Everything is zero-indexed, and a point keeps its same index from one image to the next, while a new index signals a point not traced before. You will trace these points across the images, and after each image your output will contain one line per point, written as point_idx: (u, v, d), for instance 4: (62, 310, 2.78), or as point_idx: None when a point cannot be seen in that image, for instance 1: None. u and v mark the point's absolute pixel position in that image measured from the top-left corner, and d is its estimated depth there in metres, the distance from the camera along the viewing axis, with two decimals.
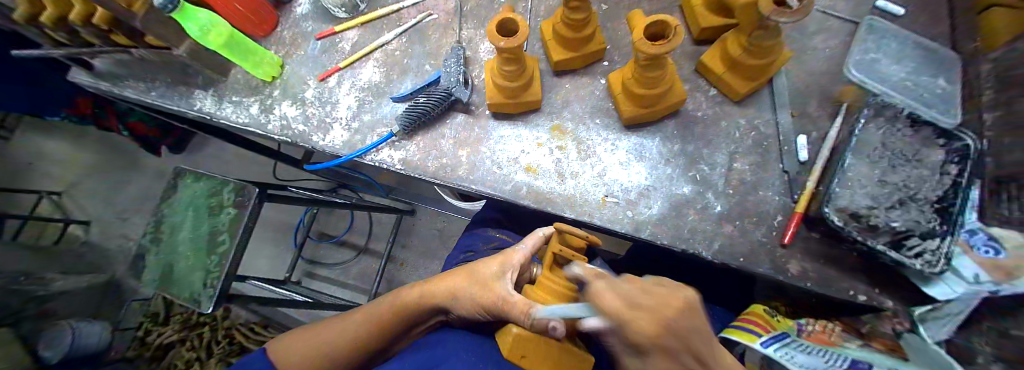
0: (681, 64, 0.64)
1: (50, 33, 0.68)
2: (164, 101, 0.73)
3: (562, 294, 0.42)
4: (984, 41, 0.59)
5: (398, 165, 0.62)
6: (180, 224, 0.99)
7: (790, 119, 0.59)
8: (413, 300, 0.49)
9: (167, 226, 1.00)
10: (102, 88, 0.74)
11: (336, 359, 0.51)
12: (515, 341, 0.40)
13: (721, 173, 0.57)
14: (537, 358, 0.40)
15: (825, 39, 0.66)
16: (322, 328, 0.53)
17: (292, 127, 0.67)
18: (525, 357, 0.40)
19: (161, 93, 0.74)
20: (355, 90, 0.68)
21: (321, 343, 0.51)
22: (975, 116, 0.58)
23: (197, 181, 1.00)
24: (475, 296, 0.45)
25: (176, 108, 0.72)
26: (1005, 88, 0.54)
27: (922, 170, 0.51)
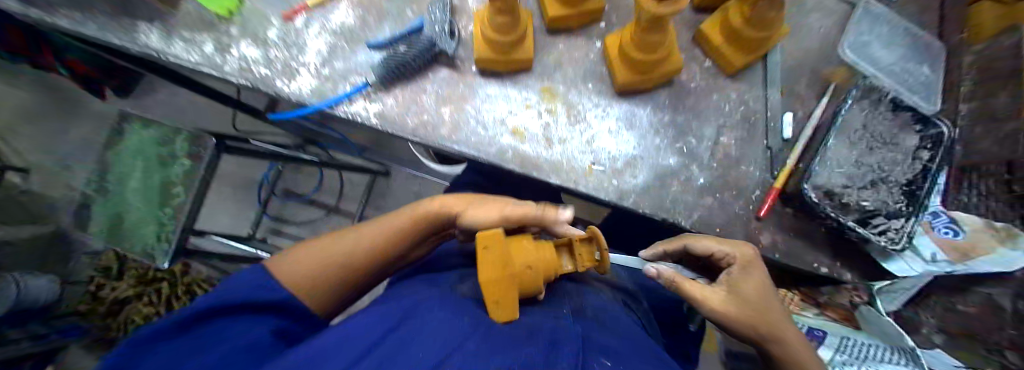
0: (680, 31, 0.60)
1: None
2: (104, 35, 0.58)
3: (550, 262, 0.37)
4: (971, 32, 0.60)
5: (373, 119, 0.56)
6: (127, 173, 0.90)
7: (779, 96, 0.58)
8: (435, 209, 0.47)
9: (111, 175, 0.90)
10: (32, 17, 0.57)
11: (343, 278, 0.43)
12: (493, 235, 0.36)
13: (707, 146, 0.57)
14: (490, 266, 0.35)
15: (818, 18, 0.64)
16: (330, 240, 0.45)
17: (252, 70, 0.60)
18: (488, 253, 0.35)
19: (101, 25, 0.59)
20: (325, 33, 0.61)
21: (332, 257, 0.43)
22: (953, 105, 0.61)
23: (146, 127, 0.90)
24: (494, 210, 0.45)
25: (120, 44, 0.58)
26: (986, 81, 0.57)
27: (895, 154, 0.53)
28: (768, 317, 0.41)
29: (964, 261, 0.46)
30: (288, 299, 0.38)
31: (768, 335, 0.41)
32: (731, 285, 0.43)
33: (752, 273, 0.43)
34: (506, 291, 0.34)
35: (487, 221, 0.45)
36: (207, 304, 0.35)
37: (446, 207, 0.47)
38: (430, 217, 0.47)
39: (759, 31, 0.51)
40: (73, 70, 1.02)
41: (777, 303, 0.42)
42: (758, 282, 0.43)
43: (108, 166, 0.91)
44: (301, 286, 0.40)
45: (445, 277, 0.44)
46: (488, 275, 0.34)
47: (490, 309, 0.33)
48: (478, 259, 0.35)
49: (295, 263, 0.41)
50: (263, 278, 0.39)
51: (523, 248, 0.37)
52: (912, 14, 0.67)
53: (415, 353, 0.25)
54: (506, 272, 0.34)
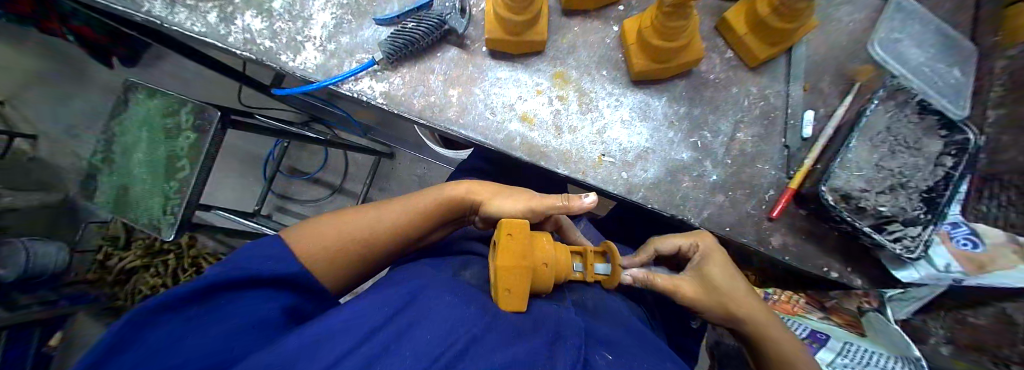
0: (701, 18, 0.57)
1: None
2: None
3: (565, 263, 0.37)
4: (1006, 35, 0.58)
5: (379, 98, 0.55)
6: (132, 144, 0.89)
7: (801, 92, 0.56)
8: (459, 194, 0.47)
9: (117, 145, 0.90)
10: None
11: (363, 255, 0.43)
12: (520, 225, 0.35)
13: (722, 142, 0.55)
14: (512, 254, 0.33)
15: (849, 11, 0.60)
16: (350, 216, 0.44)
17: (256, 43, 0.58)
18: (511, 240, 0.34)
19: None
20: (331, 5, 0.59)
21: (351, 234, 0.43)
22: (981, 111, 0.58)
23: (151, 98, 0.89)
24: (521, 199, 0.45)
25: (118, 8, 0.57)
26: (1018, 87, 0.54)
27: (917, 159, 0.51)
28: (735, 298, 0.43)
29: (979, 273, 0.45)
30: (303, 274, 0.37)
31: (735, 315, 0.43)
32: (699, 270, 0.44)
33: (717, 260, 0.44)
34: (520, 284, 0.33)
35: (514, 211, 0.44)
36: (214, 276, 0.32)
37: (469, 192, 0.48)
38: (452, 201, 0.47)
39: (786, 22, 0.48)
40: (79, 36, 1.01)
41: (744, 287, 0.43)
42: (724, 267, 0.44)
43: (114, 136, 0.90)
44: (320, 259, 0.40)
45: (444, 263, 0.43)
46: (507, 264, 0.32)
47: (501, 296, 0.32)
48: (500, 243, 0.34)
49: (313, 236, 0.41)
50: (278, 249, 0.37)
51: (544, 248, 0.36)
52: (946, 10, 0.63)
53: (421, 337, 0.25)
54: (525, 265, 0.33)
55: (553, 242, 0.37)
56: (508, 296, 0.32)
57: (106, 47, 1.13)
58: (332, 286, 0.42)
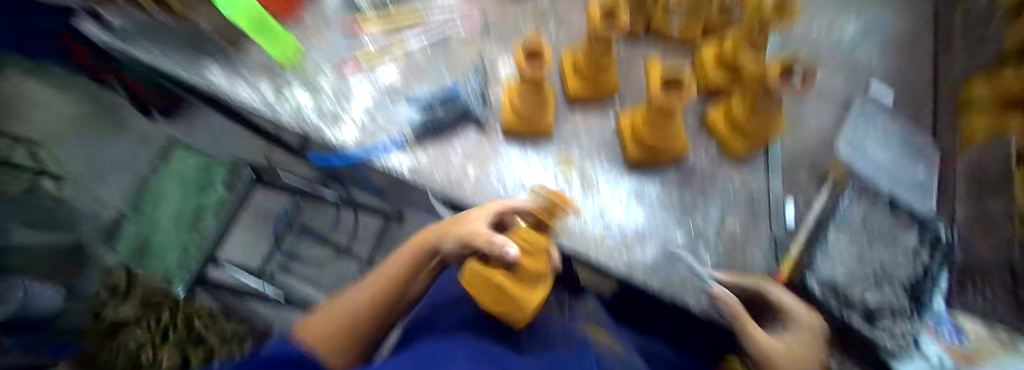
0: (687, 116, 0.66)
1: None
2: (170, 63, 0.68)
3: (531, 247, 0.46)
4: (962, 137, 0.68)
5: (404, 170, 0.61)
6: (160, 195, 0.93)
7: (779, 184, 0.62)
8: (417, 248, 0.54)
9: (147, 193, 0.93)
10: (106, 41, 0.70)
11: (363, 320, 0.49)
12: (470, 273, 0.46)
13: (714, 226, 0.59)
14: (484, 294, 0.46)
15: (817, 117, 0.70)
16: (343, 300, 0.51)
17: (303, 117, 0.66)
18: (474, 287, 0.47)
19: None
20: (373, 90, 0.69)
21: (348, 308, 0.49)
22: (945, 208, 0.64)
23: (190, 154, 0.97)
24: (454, 234, 0.48)
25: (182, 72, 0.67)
26: None
27: (896, 252, 0.56)
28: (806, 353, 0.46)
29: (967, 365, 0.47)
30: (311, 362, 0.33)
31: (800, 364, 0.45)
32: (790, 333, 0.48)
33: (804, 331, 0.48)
34: (506, 300, 0.45)
35: (458, 249, 0.48)
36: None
37: (422, 242, 0.54)
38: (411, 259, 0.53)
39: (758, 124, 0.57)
40: None
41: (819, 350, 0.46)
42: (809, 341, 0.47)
43: (144, 185, 0.95)
44: (334, 347, 0.45)
45: (461, 337, 0.46)
46: (490, 300, 0.46)
47: (513, 316, 0.46)
48: (473, 294, 0.47)
49: (319, 324, 0.48)
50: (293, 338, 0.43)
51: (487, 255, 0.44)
52: (903, 117, 0.73)
53: None
54: (496, 293, 0.45)
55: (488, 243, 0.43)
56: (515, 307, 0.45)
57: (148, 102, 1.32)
58: (345, 356, 0.47)
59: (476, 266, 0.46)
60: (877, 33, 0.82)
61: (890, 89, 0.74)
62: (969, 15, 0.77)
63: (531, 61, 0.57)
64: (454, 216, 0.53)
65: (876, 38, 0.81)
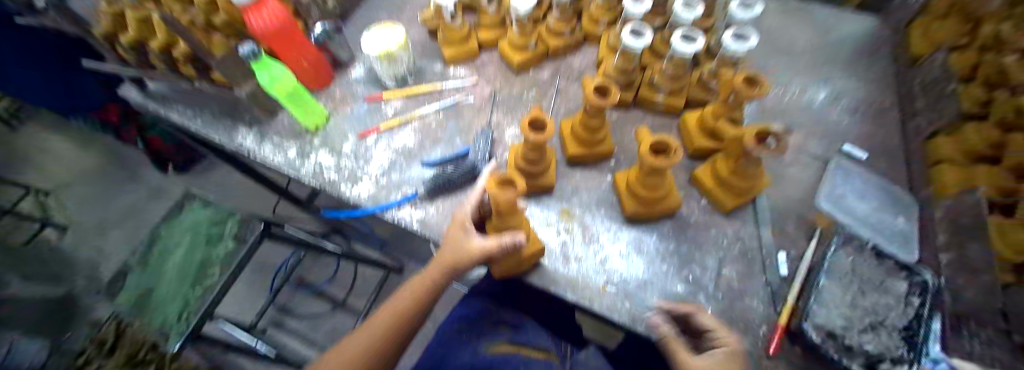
0: (678, 175, 0.73)
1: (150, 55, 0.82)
2: (206, 129, 0.78)
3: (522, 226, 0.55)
4: (935, 189, 0.70)
5: (415, 224, 0.66)
6: (171, 249, 0.97)
7: (770, 234, 0.66)
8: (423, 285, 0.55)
9: (156, 250, 0.97)
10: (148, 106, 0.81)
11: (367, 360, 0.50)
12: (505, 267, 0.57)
13: (711, 277, 0.61)
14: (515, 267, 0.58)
15: (798, 170, 0.75)
16: (348, 344, 0.51)
17: (323, 175, 0.73)
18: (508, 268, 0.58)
19: (204, 121, 0.79)
20: (389, 150, 0.76)
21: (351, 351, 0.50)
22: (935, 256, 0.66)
23: (204, 208, 1.01)
24: (462, 257, 0.52)
25: (217, 137, 0.77)
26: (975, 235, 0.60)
27: (886, 298, 0.57)
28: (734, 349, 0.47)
29: None
30: None
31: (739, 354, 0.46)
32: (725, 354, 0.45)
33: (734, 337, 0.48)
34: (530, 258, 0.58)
35: (468, 267, 0.52)
36: None
37: (428, 279, 0.55)
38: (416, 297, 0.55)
39: (742, 180, 0.62)
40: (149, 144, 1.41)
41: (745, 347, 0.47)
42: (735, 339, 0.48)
43: (157, 241, 0.98)
44: None
45: None
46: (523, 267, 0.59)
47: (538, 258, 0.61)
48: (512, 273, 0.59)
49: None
50: None
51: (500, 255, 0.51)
52: (882, 169, 0.77)
53: None
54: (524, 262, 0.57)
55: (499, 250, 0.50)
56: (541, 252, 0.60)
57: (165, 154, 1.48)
58: None
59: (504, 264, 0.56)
60: (852, 89, 0.88)
61: (866, 143, 0.80)
62: (925, 75, 0.81)
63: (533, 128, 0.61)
64: (445, 251, 0.54)
65: (851, 95, 0.87)
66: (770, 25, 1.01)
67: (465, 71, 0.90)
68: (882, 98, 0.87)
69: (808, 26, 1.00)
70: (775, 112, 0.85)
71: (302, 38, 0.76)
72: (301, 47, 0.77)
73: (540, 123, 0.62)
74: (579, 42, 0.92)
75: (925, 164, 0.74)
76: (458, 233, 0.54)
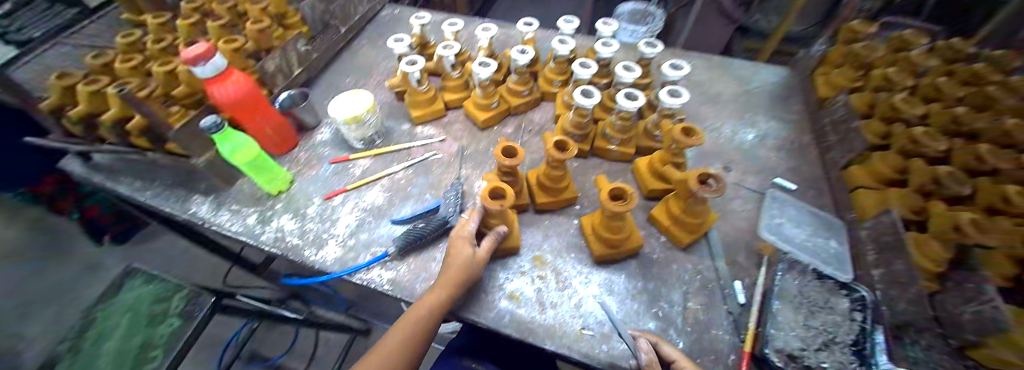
0: (638, 215, 0.79)
1: (96, 127, 0.78)
2: (159, 200, 0.75)
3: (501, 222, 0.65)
4: (857, 213, 0.78)
5: (385, 284, 0.64)
6: (110, 330, 0.83)
7: (725, 265, 0.71)
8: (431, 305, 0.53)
9: (93, 332, 0.82)
10: (96, 181, 0.78)
11: None
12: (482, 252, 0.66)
13: (678, 311, 0.64)
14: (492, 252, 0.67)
15: (739, 202, 0.84)
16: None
17: (285, 240, 0.70)
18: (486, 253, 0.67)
19: (156, 193, 0.76)
20: (357, 210, 0.76)
21: None
22: (867, 271, 0.71)
23: (148, 283, 0.88)
24: (467, 263, 0.56)
25: (169, 209, 0.73)
26: (889, 250, 0.69)
27: (834, 316, 0.62)
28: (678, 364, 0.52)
29: None
30: None
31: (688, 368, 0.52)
32: None
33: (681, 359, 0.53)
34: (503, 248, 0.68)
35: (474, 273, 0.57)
36: None
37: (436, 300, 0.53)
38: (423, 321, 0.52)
39: (694, 217, 0.68)
40: (83, 214, 1.31)
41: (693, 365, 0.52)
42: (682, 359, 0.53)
43: (93, 323, 0.83)
44: None
45: None
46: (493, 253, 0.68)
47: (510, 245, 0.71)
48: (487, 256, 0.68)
49: None
50: None
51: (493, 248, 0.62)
52: (809, 197, 0.88)
53: None
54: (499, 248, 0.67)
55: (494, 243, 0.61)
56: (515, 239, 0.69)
57: (101, 228, 1.37)
58: None
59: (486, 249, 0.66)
60: (773, 130, 1.02)
61: (792, 176, 0.91)
62: (834, 115, 0.96)
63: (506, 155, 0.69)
64: (452, 266, 0.55)
65: (773, 134, 1.01)
66: (698, 80, 1.17)
67: (433, 129, 0.94)
68: (797, 136, 1.01)
69: (728, 79, 1.17)
70: (712, 152, 0.96)
71: (266, 105, 0.77)
72: (265, 114, 0.77)
73: (511, 150, 0.69)
74: (537, 100, 1.01)
75: (846, 189, 0.83)
76: (459, 247, 0.58)
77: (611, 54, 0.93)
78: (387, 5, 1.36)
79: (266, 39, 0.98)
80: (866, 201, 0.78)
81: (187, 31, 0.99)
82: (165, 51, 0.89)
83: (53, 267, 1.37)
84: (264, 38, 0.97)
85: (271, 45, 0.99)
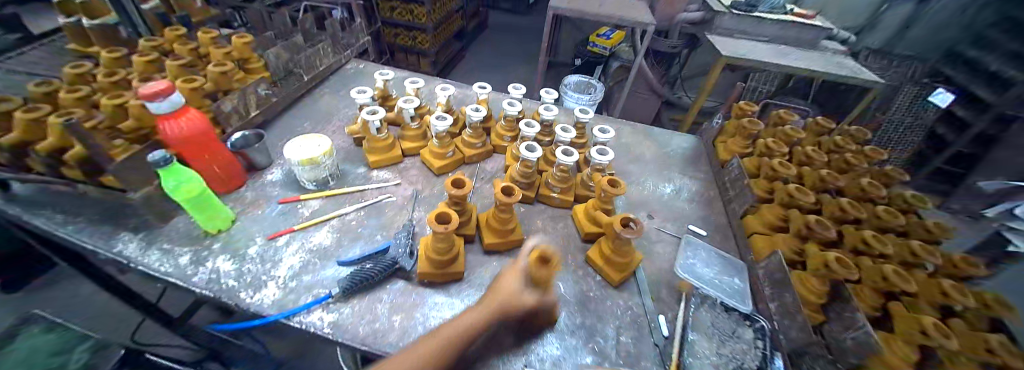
0: (577, 256, 0.87)
1: (30, 158, 0.74)
2: (80, 236, 0.68)
3: (441, 250, 0.70)
4: (755, 255, 0.92)
5: (326, 327, 0.63)
6: None
7: (651, 301, 0.79)
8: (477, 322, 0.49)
9: None
10: (10, 213, 0.71)
11: None
12: (426, 274, 0.71)
13: (612, 344, 0.70)
14: (434, 274, 0.72)
15: (663, 246, 0.96)
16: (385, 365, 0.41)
17: (219, 282, 0.67)
18: (429, 274, 0.72)
19: (78, 228, 0.70)
20: (302, 250, 0.75)
21: None
22: (766, 305, 0.79)
23: (47, 332, 0.74)
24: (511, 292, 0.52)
25: (89, 246, 0.67)
26: (776, 285, 0.79)
27: (741, 344, 0.73)
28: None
29: None
30: None
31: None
32: None
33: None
34: (440, 273, 0.72)
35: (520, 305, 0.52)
36: None
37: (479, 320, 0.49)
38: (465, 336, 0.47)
39: (623, 257, 0.78)
40: None
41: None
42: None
43: None
44: None
45: None
46: (432, 275, 0.72)
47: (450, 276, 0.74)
48: (429, 277, 0.72)
49: None
50: None
51: (532, 310, 0.55)
52: (720, 242, 1.02)
53: None
54: (439, 271, 0.72)
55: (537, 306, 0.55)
56: (458, 265, 0.74)
57: None
58: None
59: (431, 270, 0.71)
60: (689, 185, 1.20)
61: (705, 224, 1.07)
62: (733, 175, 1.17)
63: (455, 186, 0.78)
64: (499, 291, 0.52)
65: (690, 189, 1.19)
66: (628, 142, 1.37)
67: (388, 173, 0.99)
68: (709, 190, 1.20)
69: (652, 142, 1.38)
70: (640, 202, 1.10)
71: (217, 144, 0.78)
72: (216, 152, 0.78)
73: (459, 182, 0.79)
74: (489, 152, 1.10)
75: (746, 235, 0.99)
76: (508, 277, 0.54)
77: (553, 117, 1.07)
78: (353, 60, 1.45)
79: (227, 81, 0.99)
80: (761, 244, 0.93)
81: (143, 67, 0.98)
82: (116, 85, 0.88)
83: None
84: (225, 80, 0.99)
85: (231, 87, 1.01)
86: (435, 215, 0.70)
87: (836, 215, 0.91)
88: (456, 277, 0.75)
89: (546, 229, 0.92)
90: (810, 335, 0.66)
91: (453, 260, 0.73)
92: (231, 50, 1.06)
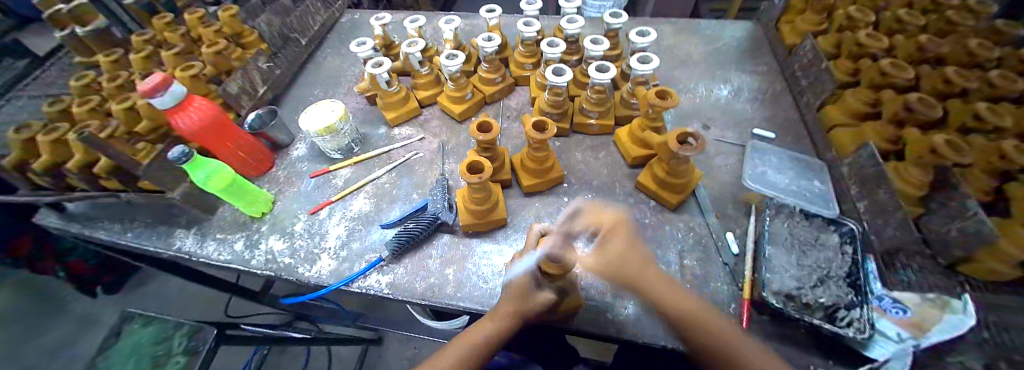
0: (625, 183, 0.80)
1: (66, 177, 0.80)
2: (141, 241, 0.75)
3: (482, 200, 0.66)
4: (838, 150, 0.79)
5: (385, 288, 0.64)
6: None
7: (715, 219, 0.73)
8: (491, 332, 0.52)
9: None
10: (72, 230, 0.79)
11: None
12: (469, 225, 0.68)
13: (676, 269, 0.66)
14: (479, 225, 0.69)
15: (723, 158, 0.85)
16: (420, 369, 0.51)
17: (277, 261, 0.69)
18: (474, 226, 0.69)
19: (138, 233, 0.77)
20: (345, 220, 0.75)
21: None
22: (853, 205, 0.69)
23: (146, 325, 0.85)
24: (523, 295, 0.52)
25: (153, 248, 0.73)
26: (865, 183, 0.68)
27: (826, 252, 0.62)
28: (634, 265, 0.46)
29: (922, 333, 0.48)
30: None
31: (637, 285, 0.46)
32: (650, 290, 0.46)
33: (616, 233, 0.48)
34: (485, 223, 0.69)
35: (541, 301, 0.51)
36: None
37: (496, 332, 0.52)
38: (483, 345, 0.52)
39: (677, 178, 0.70)
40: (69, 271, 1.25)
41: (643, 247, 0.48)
42: (627, 240, 0.48)
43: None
44: None
45: None
46: (477, 226, 0.69)
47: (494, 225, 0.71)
48: (473, 228, 0.70)
49: None
50: None
51: (553, 307, 0.54)
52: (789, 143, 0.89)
53: None
54: (482, 221, 0.69)
55: (558, 301, 0.52)
56: (501, 214, 0.70)
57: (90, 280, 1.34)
58: None
59: (474, 221, 0.69)
60: (745, 82, 1.03)
61: (770, 124, 0.93)
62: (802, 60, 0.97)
63: (481, 131, 0.71)
64: (513, 294, 0.53)
65: (748, 87, 1.02)
66: (667, 44, 1.18)
67: (411, 129, 0.93)
68: (773, 84, 1.02)
69: (695, 39, 1.18)
70: (690, 113, 0.97)
71: (235, 130, 0.76)
72: (235, 139, 0.76)
73: (486, 126, 0.72)
74: (511, 86, 1.00)
75: (824, 130, 0.84)
76: (520, 277, 0.54)
77: (577, 31, 0.93)
78: (346, 11, 1.33)
79: (225, 61, 0.95)
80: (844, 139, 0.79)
81: (143, 64, 0.96)
82: (121, 88, 0.87)
83: (54, 323, 1.37)
84: (223, 60, 0.95)
85: (231, 66, 0.97)
86: (466, 165, 0.64)
87: (940, 88, 0.73)
88: (502, 224, 0.72)
89: (587, 161, 0.84)
90: (910, 234, 0.58)
91: (495, 208, 0.70)
92: (221, 27, 1.01)
